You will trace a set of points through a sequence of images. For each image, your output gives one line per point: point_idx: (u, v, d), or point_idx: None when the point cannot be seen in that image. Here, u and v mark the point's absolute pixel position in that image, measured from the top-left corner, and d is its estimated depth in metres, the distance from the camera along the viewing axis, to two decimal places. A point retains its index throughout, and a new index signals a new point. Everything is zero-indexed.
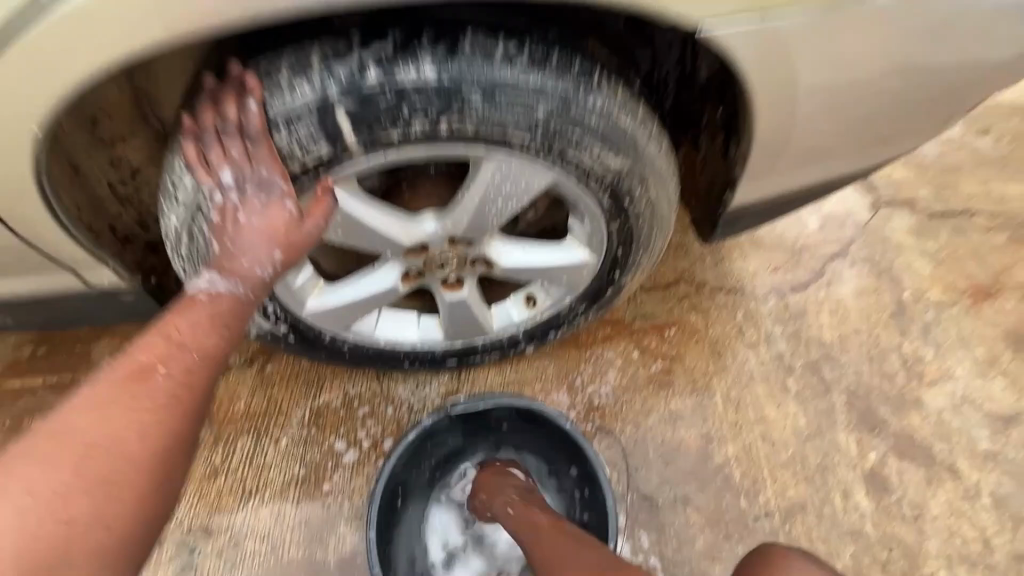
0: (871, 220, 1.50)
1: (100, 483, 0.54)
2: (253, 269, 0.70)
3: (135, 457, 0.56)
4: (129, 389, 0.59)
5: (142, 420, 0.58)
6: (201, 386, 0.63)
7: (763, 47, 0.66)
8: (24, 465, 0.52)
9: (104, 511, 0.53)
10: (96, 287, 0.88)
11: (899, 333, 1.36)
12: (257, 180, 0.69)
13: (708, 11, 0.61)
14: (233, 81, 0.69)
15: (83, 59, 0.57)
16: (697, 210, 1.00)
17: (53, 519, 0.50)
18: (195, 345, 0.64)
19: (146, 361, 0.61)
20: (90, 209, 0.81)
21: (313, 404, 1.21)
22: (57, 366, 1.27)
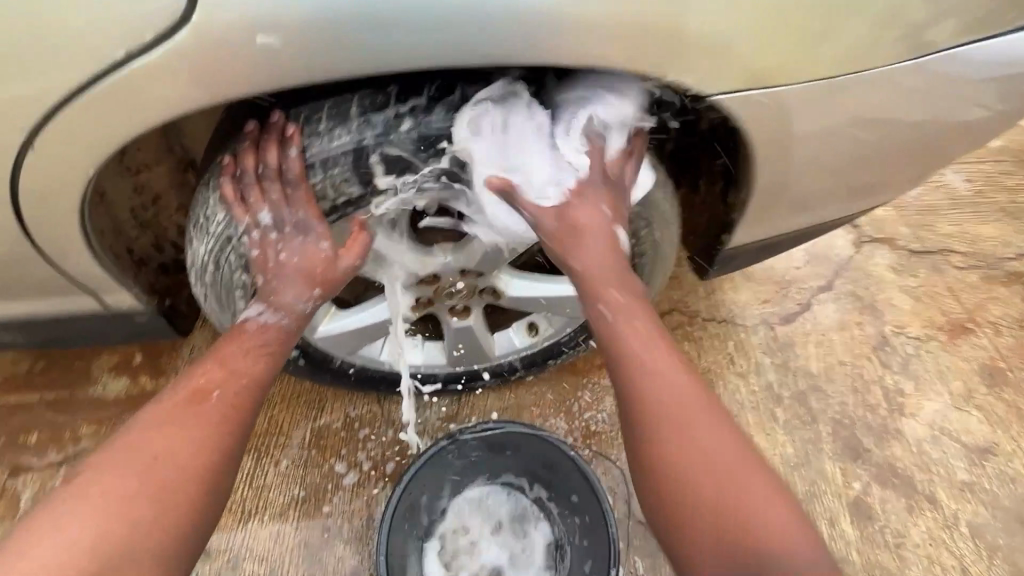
0: (854, 257, 1.57)
1: (159, 490, 0.66)
2: (297, 304, 0.83)
3: (188, 469, 0.68)
4: (189, 410, 0.73)
5: (197, 437, 0.71)
6: (247, 408, 0.76)
7: (768, 111, 0.71)
8: (102, 473, 0.65)
9: (161, 515, 0.65)
10: (113, 308, 0.90)
11: (881, 366, 1.42)
12: (295, 222, 0.77)
13: (717, 81, 0.66)
14: (274, 128, 0.72)
15: (142, 111, 0.61)
16: (694, 247, 1.05)
17: (121, 521, 0.62)
18: (244, 371, 0.78)
19: (205, 383, 0.76)
20: (113, 233, 0.83)
21: (314, 425, 1.23)
22: (57, 382, 1.26)
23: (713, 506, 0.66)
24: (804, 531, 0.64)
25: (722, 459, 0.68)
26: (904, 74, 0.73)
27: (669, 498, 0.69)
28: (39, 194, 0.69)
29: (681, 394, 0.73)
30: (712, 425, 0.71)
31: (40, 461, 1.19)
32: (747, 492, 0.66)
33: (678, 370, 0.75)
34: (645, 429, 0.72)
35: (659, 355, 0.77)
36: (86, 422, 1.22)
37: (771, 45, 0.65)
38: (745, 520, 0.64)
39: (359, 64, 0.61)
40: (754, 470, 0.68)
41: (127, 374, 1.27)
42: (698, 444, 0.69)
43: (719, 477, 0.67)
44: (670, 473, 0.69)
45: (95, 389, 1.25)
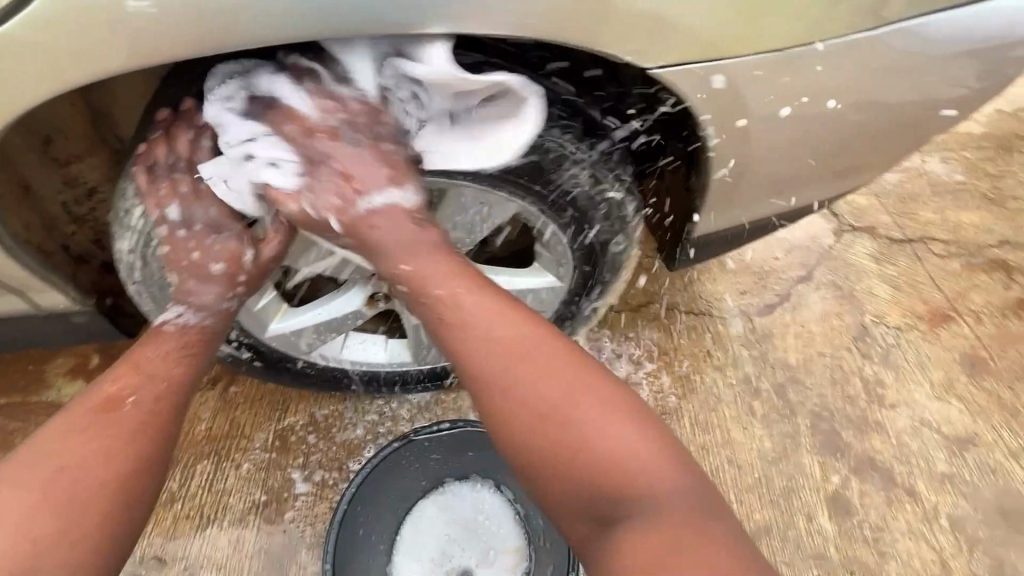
0: (834, 245, 1.54)
1: (64, 504, 0.61)
2: (219, 303, 0.78)
3: (96, 480, 0.63)
4: (99, 418, 0.67)
5: (103, 446, 0.65)
6: (166, 414, 0.71)
7: (714, 86, 0.67)
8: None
9: (70, 528, 0.60)
10: (47, 309, 0.86)
11: (860, 356, 1.40)
12: (208, 220, 0.77)
13: (658, 54, 0.63)
14: (184, 117, 0.72)
15: (14, 93, 0.57)
16: (662, 238, 1.01)
17: (22, 537, 0.58)
18: (166, 374, 0.73)
19: (118, 391, 0.70)
20: (40, 229, 0.79)
21: (277, 427, 1.18)
22: (9, 386, 1.21)
23: (566, 459, 0.62)
24: (656, 438, 0.63)
25: (550, 402, 0.64)
26: (863, 49, 0.69)
27: (530, 465, 0.64)
28: None
29: (511, 342, 0.68)
30: (539, 367, 0.67)
31: None
32: (596, 424, 0.62)
33: (511, 317, 0.71)
34: (491, 404, 0.67)
35: (494, 312, 0.71)
36: (37, 427, 1.17)
37: (708, 16, 0.61)
38: (594, 458, 0.61)
39: (260, 35, 0.57)
40: (605, 398, 0.64)
41: (82, 377, 1.22)
42: (534, 399, 0.65)
43: (566, 426, 0.63)
44: (522, 440, 0.64)
45: (49, 393, 1.20)
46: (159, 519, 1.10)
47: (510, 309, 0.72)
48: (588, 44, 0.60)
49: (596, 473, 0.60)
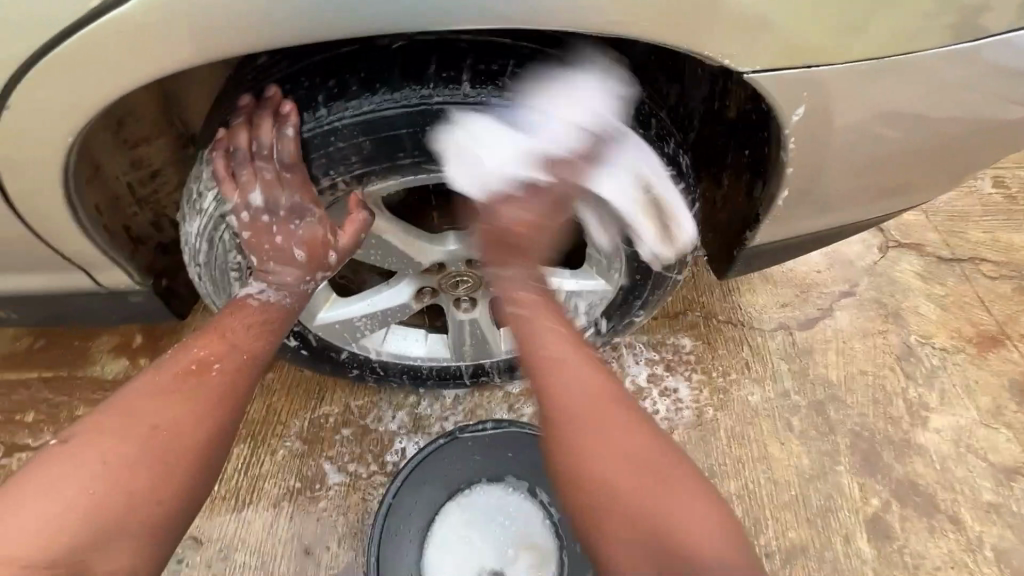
0: (879, 262, 1.50)
1: (156, 462, 0.65)
2: (299, 285, 0.80)
3: (184, 443, 0.67)
4: (189, 382, 0.71)
5: (184, 417, 0.68)
6: (241, 393, 0.73)
7: (806, 90, 0.66)
8: (98, 440, 0.64)
9: (158, 488, 0.64)
10: (108, 287, 0.87)
11: (904, 377, 1.36)
12: (291, 207, 0.73)
13: (750, 57, 0.61)
14: (268, 102, 0.70)
15: (107, 80, 0.58)
16: (713, 246, 1.00)
17: (118, 491, 0.62)
18: (246, 350, 0.76)
19: (205, 356, 0.73)
20: (108, 209, 0.80)
21: (313, 416, 1.19)
22: (54, 360, 1.23)
23: (649, 535, 0.64)
24: (733, 529, 0.66)
25: (636, 461, 0.67)
26: (952, 61, 0.67)
27: (610, 533, 0.65)
28: (15, 161, 0.65)
29: (604, 409, 0.71)
30: (631, 428, 0.70)
31: (34, 441, 1.15)
32: (686, 509, 0.65)
33: (610, 385, 0.74)
34: (579, 468, 0.68)
35: (592, 379, 0.73)
36: (82, 402, 1.18)
37: (802, 21, 0.60)
38: (681, 540, 0.63)
39: (359, 23, 0.57)
40: (693, 485, 0.67)
41: (125, 356, 1.23)
42: (626, 468, 0.67)
43: (657, 505, 0.65)
44: (608, 509, 0.66)
45: (93, 369, 1.22)
46: None
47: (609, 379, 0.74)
48: (687, 45, 0.59)
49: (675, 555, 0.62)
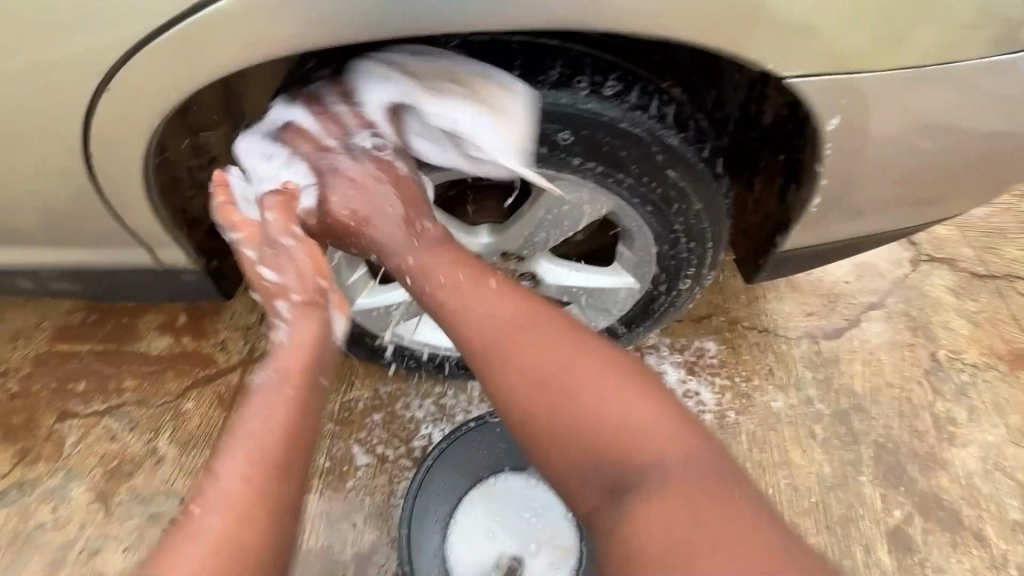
0: (910, 274, 1.49)
1: (275, 490, 0.58)
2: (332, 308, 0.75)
3: (293, 464, 0.61)
4: (280, 395, 0.64)
5: (227, 524, 0.55)
6: (292, 465, 0.61)
7: (847, 97, 0.67)
8: (215, 479, 0.58)
9: (279, 520, 0.57)
10: (167, 264, 0.93)
11: (932, 391, 1.35)
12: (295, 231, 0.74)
13: (794, 64, 0.63)
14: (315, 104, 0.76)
15: (191, 69, 0.63)
16: (742, 250, 1.01)
17: (245, 531, 0.55)
18: (274, 419, 0.62)
19: (290, 366, 0.67)
20: (172, 191, 0.85)
21: (343, 400, 1.23)
22: (104, 334, 1.29)
23: (588, 449, 0.61)
24: (678, 420, 0.62)
25: (551, 376, 0.64)
26: (994, 72, 0.68)
27: (551, 455, 0.63)
28: (104, 141, 0.71)
29: (520, 330, 0.68)
30: (548, 341, 0.67)
31: (84, 409, 1.21)
32: (622, 413, 0.61)
33: (529, 308, 0.70)
34: (509, 401, 0.66)
35: (509, 306, 0.70)
36: (129, 375, 1.25)
37: (847, 30, 0.62)
38: (620, 448, 0.60)
39: (423, 23, 0.61)
40: (629, 386, 0.63)
41: (170, 333, 1.29)
42: (554, 390, 0.64)
43: (591, 416, 0.62)
44: (543, 433, 0.64)
45: (139, 344, 1.28)
46: None
47: (527, 300, 0.71)
48: (732, 49, 0.62)
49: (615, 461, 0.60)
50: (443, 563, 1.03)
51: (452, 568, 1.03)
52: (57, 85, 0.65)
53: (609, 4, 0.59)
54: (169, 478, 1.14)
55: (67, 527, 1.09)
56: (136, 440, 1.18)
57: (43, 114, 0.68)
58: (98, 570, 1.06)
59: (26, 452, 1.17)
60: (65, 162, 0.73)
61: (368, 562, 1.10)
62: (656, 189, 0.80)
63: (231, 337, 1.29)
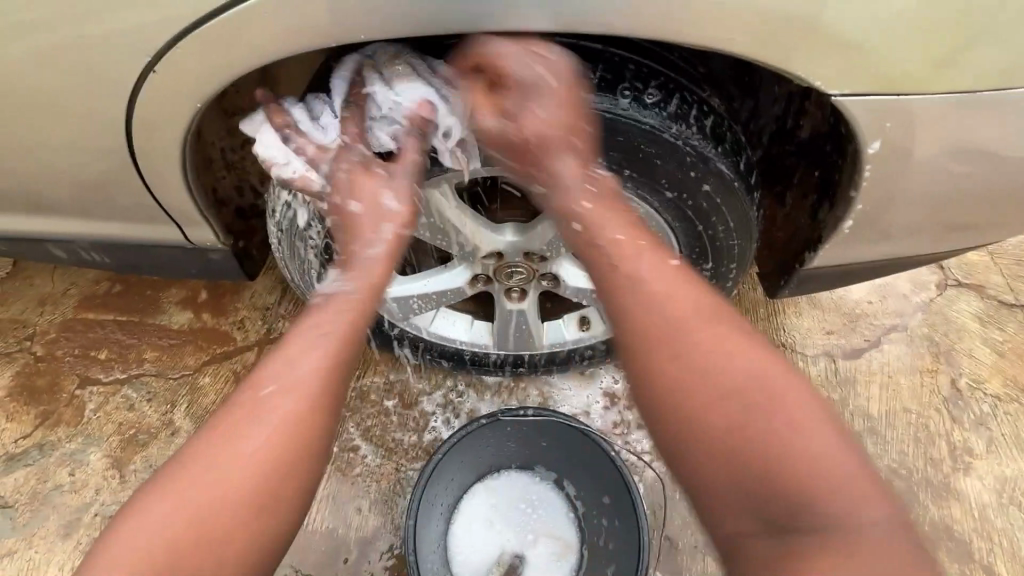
0: (936, 299, 1.45)
1: (269, 467, 0.61)
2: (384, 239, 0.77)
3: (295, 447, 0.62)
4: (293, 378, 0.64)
5: (252, 454, 0.61)
6: (323, 417, 0.64)
7: (892, 121, 0.66)
8: (217, 440, 0.62)
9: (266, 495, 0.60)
10: (195, 243, 0.94)
11: (950, 420, 1.32)
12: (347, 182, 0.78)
13: (841, 83, 0.62)
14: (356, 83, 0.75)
15: (235, 56, 0.64)
16: (767, 263, 1.00)
17: (230, 499, 0.59)
18: (284, 405, 0.63)
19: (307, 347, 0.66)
20: (206, 170, 0.87)
21: (356, 385, 1.23)
22: (128, 305, 1.32)
23: (740, 443, 0.56)
24: (847, 437, 0.57)
25: (724, 379, 0.59)
26: None
27: (693, 446, 0.59)
28: (146, 121, 0.72)
29: (691, 325, 0.63)
30: (720, 341, 0.61)
31: (105, 376, 1.24)
32: (788, 414, 0.56)
33: (681, 284, 0.66)
34: (651, 376, 0.62)
35: (660, 279, 0.65)
36: (150, 346, 1.27)
37: (898, 52, 0.60)
38: (782, 448, 0.55)
39: (467, 22, 0.60)
40: (793, 389, 0.59)
41: (191, 309, 1.31)
42: (708, 374, 0.60)
43: (751, 409, 0.57)
44: (687, 418, 0.59)
45: (161, 318, 1.31)
46: None
47: (682, 277, 0.66)
48: (779, 65, 0.61)
49: (773, 463, 0.54)
50: (444, 554, 1.04)
51: (454, 566, 1.03)
52: (102, 63, 0.66)
53: (657, 14, 0.58)
54: None
55: (81, 491, 1.12)
56: (152, 411, 1.21)
57: (88, 90, 0.69)
58: None
59: (48, 414, 1.20)
60: (106, 137, 0.75)
61: (371, 546, 1.11)
62: (686, 202, 0.78)
63: (250, 316, 1.31)
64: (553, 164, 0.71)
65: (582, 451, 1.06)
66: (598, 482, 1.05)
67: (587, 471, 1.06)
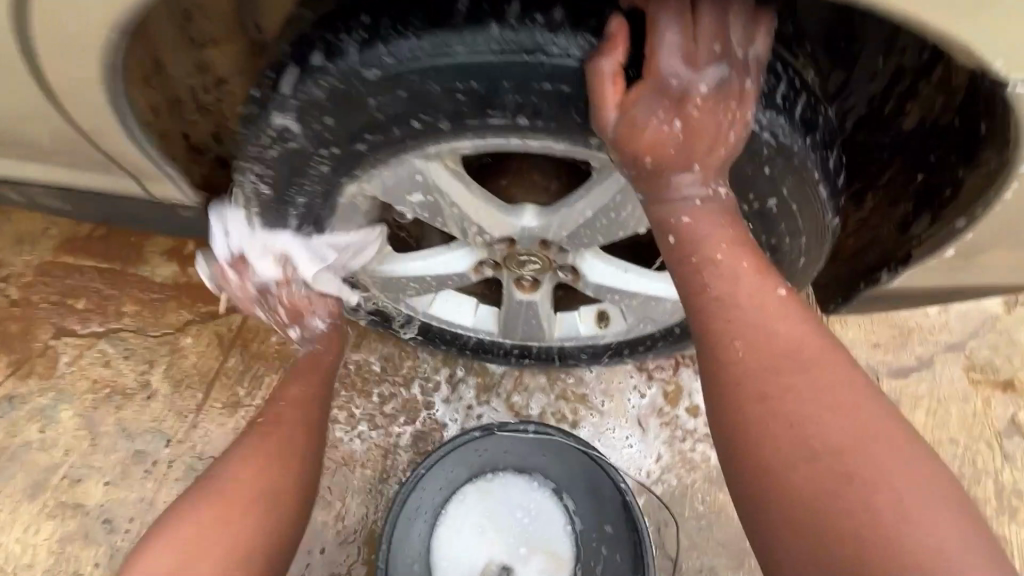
0: (1005, 316, 1.28)
1: (267, 462, 0.73)
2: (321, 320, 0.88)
3: (283, 447, 0.75)
4: (281, 403, 0.81)
5: (247, 462, 0.72)
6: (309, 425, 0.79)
7: None
8: (218, 465, 0.72)
9: (266, 485, 0.71)
10: (159, 198, 0.86)
11: (1001, 457, 1.18)
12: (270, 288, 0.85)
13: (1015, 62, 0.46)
14: (335, 24, 0.55)
15: None
16: (827, 271, 0.85)
17: (233, 497, 0.68)
18: (278, 419, 0.78)
19: (298, 373, 0.85)
20: (167, 112, 0.76)
21: (347, 360, 1.12)
22: (108, 251, 1.20)
23: (832, 520, 0.44)
24: (986, 548, 0.43)
25: (832, 438, 0.46)
26: None
27: (776, 509, 0.46)
28: (84, 50, 0.58)
29: (796, 363, 0.50)
30: (829, 387, 0.48)
31: (82, 329, 1.15)
32: (907, 506, 0.43)
33: (780, 305, 0.53)
34: (727, 406, 0.51)
35: (754, 295, 0.53)
36: (130, 300, 1.17)
37: None
38: (881, 544, 0.42)
39: None
40: (920, 470, 0.45)
41: (176, 261, 1.20)
42: (804, 425, 0.47)
43: (862, 487, 0.44)
44: (767, 467, 0.48)
45: (144, 270, 1.19)
46: (220, 420, 1.09)
47: (790, 307, 0.53)
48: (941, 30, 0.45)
49: (868, 559, 0.42)
50: (425, 560, 0.96)
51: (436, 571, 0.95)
52: None
53: None
54: (158, 416, 1.09)
55: (50, 451, 1.06)
56: (129, 370, 1.12)
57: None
58: (77, 500, 1.03)
59: (20, 364, 1.12)
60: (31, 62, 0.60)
61: (350, 536, 1.04)
62: (749, 203, 0.61)
63: None
64: (670, 179, 0.56)
65: (587, 476, 0.98)
66: (601, 509, 0.97)
67: (590, 494, 0.98)
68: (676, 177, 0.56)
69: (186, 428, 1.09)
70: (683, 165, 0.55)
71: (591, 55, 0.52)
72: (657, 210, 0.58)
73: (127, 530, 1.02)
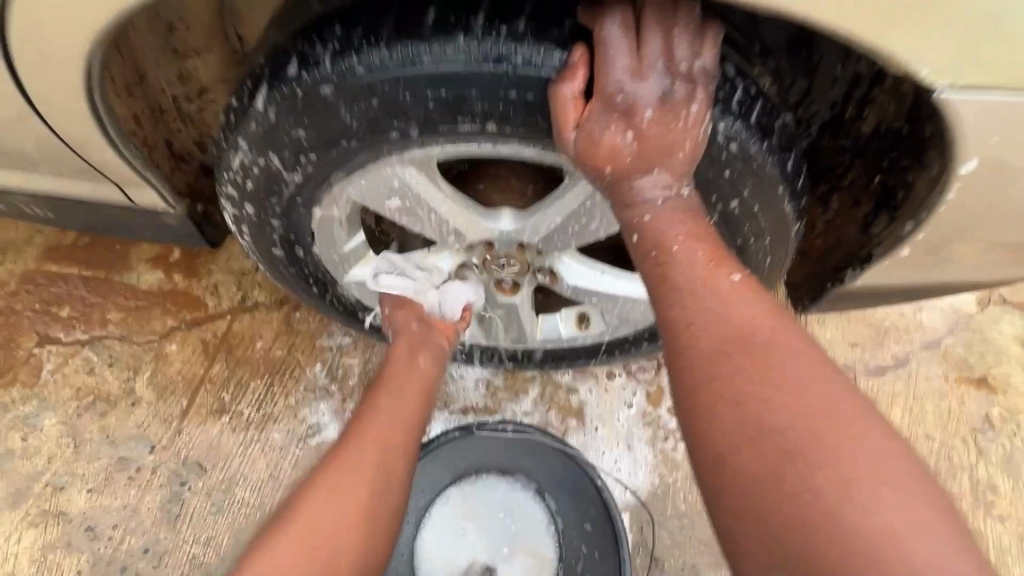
0: (977, 315, 1.31)
1: (390, 443, 0.73)
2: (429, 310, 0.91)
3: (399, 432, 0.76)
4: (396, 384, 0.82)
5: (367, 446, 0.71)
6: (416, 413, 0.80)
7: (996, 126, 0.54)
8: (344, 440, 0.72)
9: (388, 469, 0.71)
10: (140, 204, 0.87)
11: (977, 453, 1.21)
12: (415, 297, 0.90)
13: (948, 70, 0.49)
14: (308, 39, 0.58)
15: None
16: (797, 271, 0.87)
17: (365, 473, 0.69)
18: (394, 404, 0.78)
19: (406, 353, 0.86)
20: (150, 120, 0.78)
21: (333, 365, 1.14)
22: (93, 259, 1.21)
23: (776, 499, 0.44)
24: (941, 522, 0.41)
25: (779, 416, 0.47)
26: None
27: (727, 492, 0.47)
28: (57, 61, 0.59)
29: (751, 347, 0.51)
30: (779, 366, 0.49)
31: (66, 336, 1.15)
32: (852, 482, 0.43)
33: (735, 292, 0.55)
34: (684, 394, 0.53)
35: (708, 282, 0.56)
36: (115, 307, 1.18)
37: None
38: (824, 521, 0.42)
39: None
40: (869, 446, 0.44)
41: (161, 268, 1.21)
42: (750, 404, 0.48)
43: (804, 464, 0.44)
44: (719, 452, 0.49)
45: (129, 277, 1.20)
46: (205, 425, 1.09)
47: (749, 294, 0.55)
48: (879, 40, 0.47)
49: (809, 537, 0.42)
50: (408, 563, 0.97)
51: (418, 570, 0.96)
52: None
53: None
54: (142, 423, 1.09)
55: (33, 459, 1.06)
56: (113, 377, 1.12)
57: None
58: (60, 509, 1.03)
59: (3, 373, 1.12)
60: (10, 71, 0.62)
61: None
62: (713, 205, 0.64)
63: (224, 280, 1.20)
64: (635, 184, 0.58)
65: (565, 475, 1.01)
66: (580, 507, 0.99)
67: (569, 493, 1.00)
68: (644, 180, 0.58)
69: (170, 434, 1.09)
70: (645, 169, 0.57)
71: (555, 77, 0.55)
72: (623, 213, 0.60)
73: (110, 537, 1.02)
